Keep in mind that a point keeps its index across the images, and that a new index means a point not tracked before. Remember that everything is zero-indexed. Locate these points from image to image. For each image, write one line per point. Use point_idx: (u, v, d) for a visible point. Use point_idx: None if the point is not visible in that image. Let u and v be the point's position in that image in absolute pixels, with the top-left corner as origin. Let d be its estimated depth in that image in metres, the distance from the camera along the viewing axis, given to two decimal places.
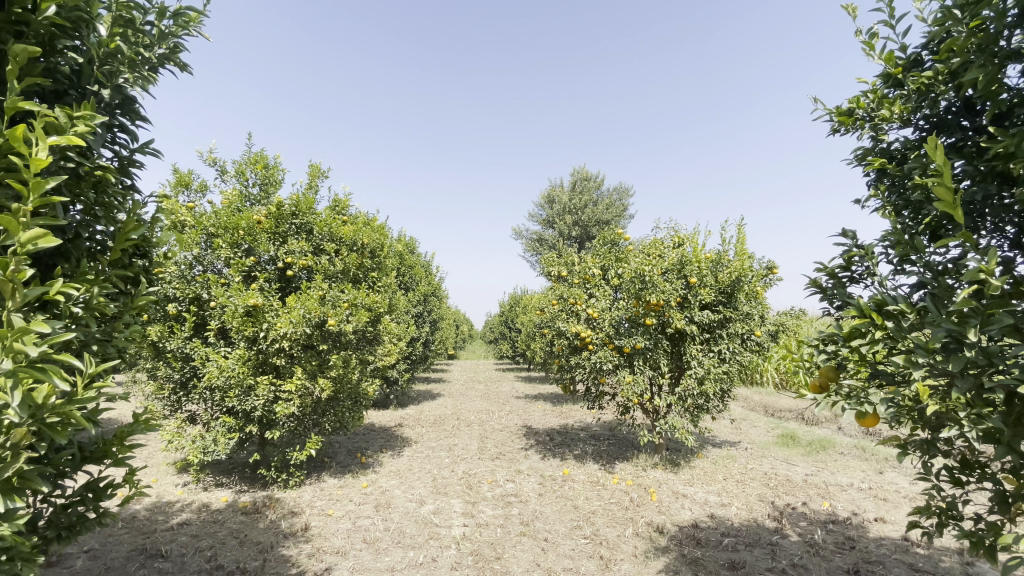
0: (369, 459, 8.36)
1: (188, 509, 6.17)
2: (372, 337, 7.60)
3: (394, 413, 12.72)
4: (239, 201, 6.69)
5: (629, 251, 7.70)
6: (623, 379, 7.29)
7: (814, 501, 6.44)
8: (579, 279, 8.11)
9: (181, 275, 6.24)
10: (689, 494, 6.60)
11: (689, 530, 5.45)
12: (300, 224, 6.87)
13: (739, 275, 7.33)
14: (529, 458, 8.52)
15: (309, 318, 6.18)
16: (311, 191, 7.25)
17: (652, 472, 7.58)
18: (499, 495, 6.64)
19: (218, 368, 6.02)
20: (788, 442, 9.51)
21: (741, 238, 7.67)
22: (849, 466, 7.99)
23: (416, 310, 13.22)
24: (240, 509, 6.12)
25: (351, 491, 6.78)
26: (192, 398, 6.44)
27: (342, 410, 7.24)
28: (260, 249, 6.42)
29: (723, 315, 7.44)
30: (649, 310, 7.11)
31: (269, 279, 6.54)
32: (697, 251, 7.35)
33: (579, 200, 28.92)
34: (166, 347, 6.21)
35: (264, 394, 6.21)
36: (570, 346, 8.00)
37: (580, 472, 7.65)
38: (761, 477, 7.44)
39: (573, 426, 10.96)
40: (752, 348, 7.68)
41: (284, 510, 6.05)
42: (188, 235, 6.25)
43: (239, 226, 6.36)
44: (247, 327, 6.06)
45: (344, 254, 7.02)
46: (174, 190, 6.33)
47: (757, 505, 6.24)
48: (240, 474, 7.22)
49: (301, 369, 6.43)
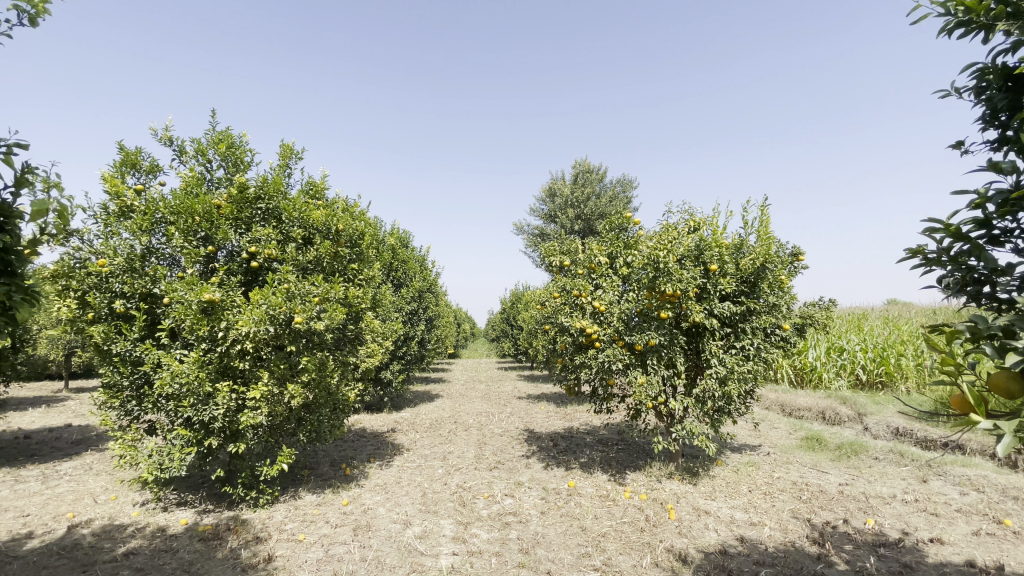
0: (356, 470, 7.60)
1: (140, 535, 5.40)
2: (354, 336, 6.82)
3: (388, 417, 11.96)
4: (198, 184, 5.91)
5: (639, 237, 6.87)
6: (634, 380, 6.49)
7: (856, 519, 5.62)
8: (583, 269, 7.23)
9: (131, 267, 5.57)
10: (712, 510, 5.80)
11: (717, 558, 4.63)
12: (268, 209, 6.10)
13: (764, 262, 6.54)
14: (530, 468, 7.71)
15: (274, 315, 5.38)
16: (283, 172, 6.49)
17: (668, 483, 6.76)
18: (496, 513, 5.85)
19: (169, 373, 5.27)
20: (815, 445, 8.68)
21: (765, 221, 6.88)
22: (888, 474, 7.17)
23: (410, 307, 12.43)
24: (198, 535, 5.35)
25: (328, 510, 5.99)
26: (145, 407, 5.68)
27: (319, 418, 6.44)
28: (219, 237, 5.65)
29: (746, 307, 6.65)
30: (664, 301, 6.34)
31: (231, 272, 5.77)
32: (717, 236, 6.56)
33: (581, 193, 28.11)
34: (112, 350, 5.47)
35: (225, 402, 5.44)
36: (574, 344, 7.18)
37: (587, 484, 6.83)
38: (791, 489, 6.61)
39: (579, 429, 10.16)
40: (777, 343, 6.90)
41: (249, 536, 5.28)
42: (137, 223, 5.54)
43: (195, 210, 5.60)
44: (201, 326, 5.30)
45: (317, 243, 6.22)
46: (119, 171, 5.59)
47: (792, 524, 5.42)
48: (207, 492, 6.47)
49: (269, 374, 5.62)
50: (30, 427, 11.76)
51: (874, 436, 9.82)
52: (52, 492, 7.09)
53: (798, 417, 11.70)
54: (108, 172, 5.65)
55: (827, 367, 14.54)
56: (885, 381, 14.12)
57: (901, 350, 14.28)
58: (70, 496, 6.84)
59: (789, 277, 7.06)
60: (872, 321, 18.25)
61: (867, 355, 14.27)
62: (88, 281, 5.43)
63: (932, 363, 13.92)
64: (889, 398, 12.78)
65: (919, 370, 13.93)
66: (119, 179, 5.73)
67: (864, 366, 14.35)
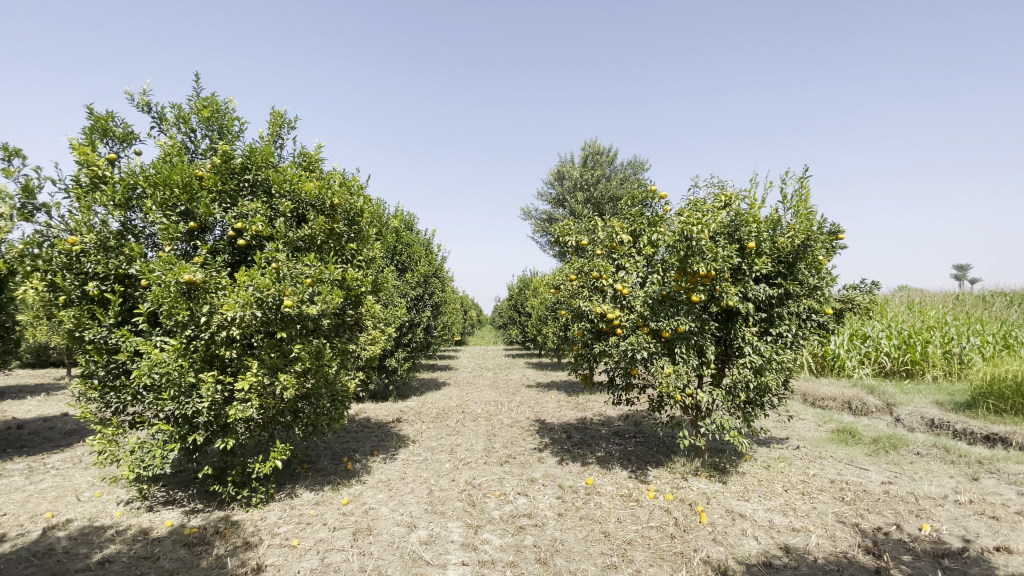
0: (358, 464, 7.12)
1: (121, 538, 4.94)
2: (353, 323, 6.29)
3: (393, 406, 11.51)
4: (179, 153, 5.35)
5: (666, 214, 6.23)
6: (661, 370, 5.89)
7: (909, 525, 5.07)
8: (603, 249, 6.61)
9: (103, 244, 5.03)
10: (747, 512, 5.26)
11: (761, 572, 4.09)
12: (256, 181, 5.59)
13: (805, 240, 5.91)
14: (544, 463, 7.20)
15: (262, 299, 4.83)
16: (273, 142, 5.91)
17: (694, 482, 6.21)
18: (509, 515, 5.34)
19: (147, 362, 4.76)
20: (848, 439, 8.10)
21: (804, 195, 6.24)
22: (934, 472, 6.60)
23: (415, 292, 11.90)
24: (182, 539, 4.87)
25: (327, 511, 5.52)
26: (123, 400, 5.17)
27: (317, 411, 5.92)
28: (201, 211, 5.10)
29: (784, 290, 6.05)
30: (696, 284, 5.74)
31: (215, 251, 5.23)
32: (753, 211, 5.93)
33: (591, 175, 27.37)
34: (85, 337, 4.97)
35: (210, 395, 4.93)
36: (592, 331, 6.60)
37: (606, 482, 6.30)
38: (830, 488, 6.05)
39: (593, 420, 9.64)
40: (815, 329, 6.30)
41: (238, 541, 4.80)
42: (110, 196, 5.00)
43: (174, 181, 5.04)
44: (181, 310, 4.78)
45: (310, 220, 5.64)
46: (89, 138, 5.01)
47: (839, 531, 4.87)
48: (197, 490, 6.02)
49: (259, 362, 5.09)
50: (26, 416, 11.41)
51: (908, 428, 9.23)
52: (36, 488, 6.65)
53: (822, 407, 11.09)
54: (77, 140, 5.08)
55: (850, 355, 13.93)
56: (910, 369, 13.53)
57: (928, 336, 13.64)
58: (54, 493, 6.40)
59: (828, 257, 6.44)
60: (894, 307, 17.59)
61: (892, 342, 13.67)
62: (57, 260, 4.92)
63: (961, 351, 13.26)
64: (917, 387, 12.18)
65: (948, 359, 13.30)
66: (88, 146, 5.15)
67: (888, 354, 13.76)
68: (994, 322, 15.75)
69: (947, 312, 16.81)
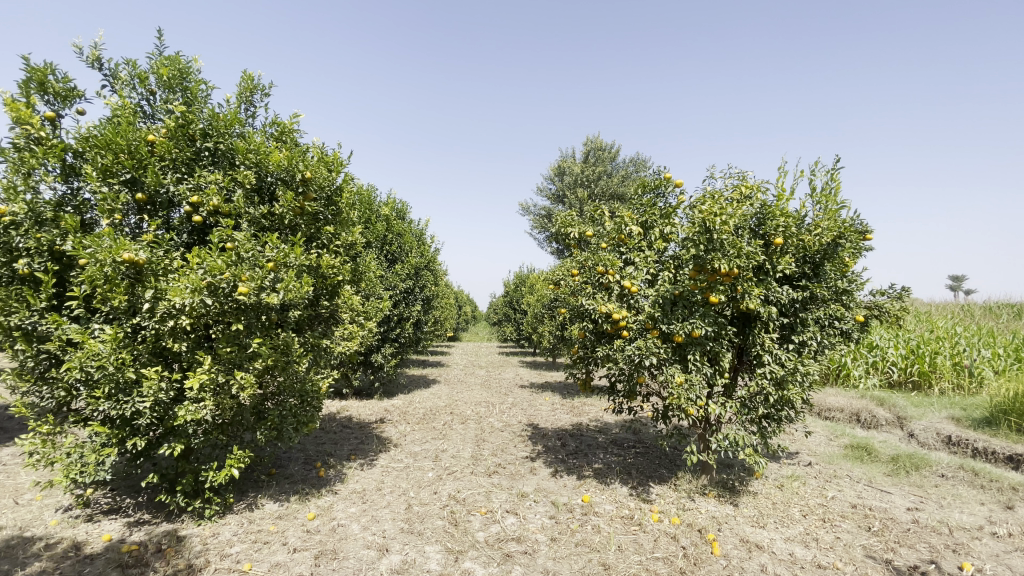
0: (332, 471, 6.48)
1: (48, 554, 4.29)
2: (328, 316, 5.65)
3: (378, 404, 10.86)
4: (130, 114, 4.68)
5: (681, 205, 5.59)
6: (671, 379, 5.26)
7: (948, 563, 4.47)
8: (609, 242, 5.99)
9: (37, 216, 4.39)
10: (765, 543, 4.65)
11: None
12: (218, 151, 4.95)
13: (838, 238, 5.28)
14: (536, 474, 6.58)
15: (215, 284, 4.18)
16: (241, 108, 5.23)
17: (702, 503, 5.60)
18: (495, 538, 4.71)
19: (79, 354, 4.08)
20: (864, 456, 7.52)
21: (834, 188, 5.62)
22: (962, 498, 6.02)
23: (406, 283, 11.23)
24: (117, 559, 4.21)
25: (289, 527, 4.87)
26: (57, 395, 4.51)
27: (282, 414, 5.25)
28: (151, 181, 4.44)
29: (809, 293, 5.43)
30: (714, 283, 5.10)
31: (167, 229, 4.59)
32: (779, 203, 5.30)
33: (592, 171, 26.76)
34: (12, 323, 4.31)
35: (154, 393, 4.26)
36: (594, 332, 5.98)
37: (605, 500, 5.68)
38: (853, 514, 5.45)
39: (590, 426, 9.03)
40: (841, 338, 5.69)
41: (182, 563, 4.16)
42: (44, 158, 4.33)
43: (120, 145, 4.37)
44: (118, 295, 4.11)
45: (280, 197, 4.99)
46: (23, 91, 4.34)
47: (871, 570, 4.26)
48: (145, 499, 5.37)
49: (214, 357, 4.42)
50: None
51: (922, 444, 8.69)
52: None
53: (829, 418, 10.52)
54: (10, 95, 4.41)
55: (856, 364, 13.37)
56: (917, 381, 12.98)
57: (938, 347, 13.07)
58: None
59: (856, 258, 5.83)
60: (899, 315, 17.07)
61: (900, 352, 13.10)
62: None
63: (971, 363, 12.70)
64: (927, 400, 11.63)
65: (958, 371, 12.72)
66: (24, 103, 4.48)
67: (895, 364, 13.21)
68: (1002, 334, 15.22)
69: (954, 322, 16.27)
